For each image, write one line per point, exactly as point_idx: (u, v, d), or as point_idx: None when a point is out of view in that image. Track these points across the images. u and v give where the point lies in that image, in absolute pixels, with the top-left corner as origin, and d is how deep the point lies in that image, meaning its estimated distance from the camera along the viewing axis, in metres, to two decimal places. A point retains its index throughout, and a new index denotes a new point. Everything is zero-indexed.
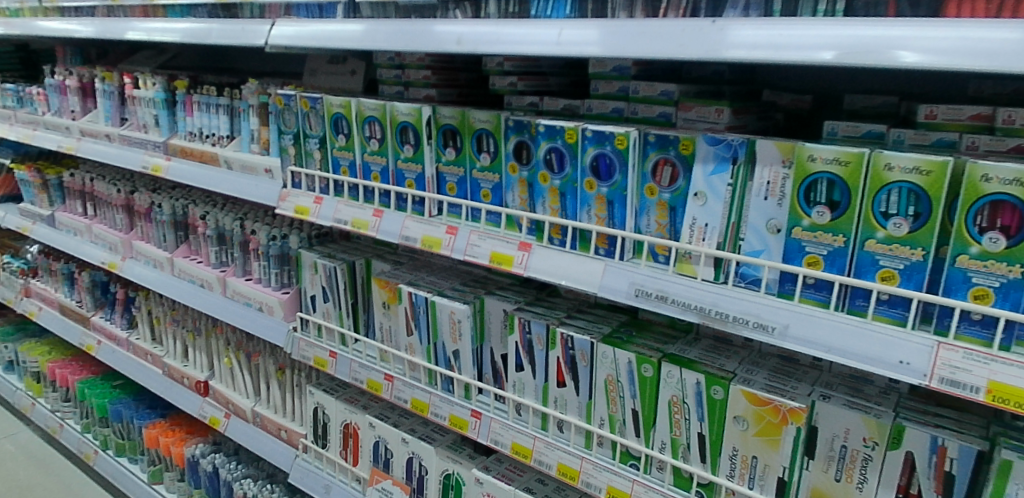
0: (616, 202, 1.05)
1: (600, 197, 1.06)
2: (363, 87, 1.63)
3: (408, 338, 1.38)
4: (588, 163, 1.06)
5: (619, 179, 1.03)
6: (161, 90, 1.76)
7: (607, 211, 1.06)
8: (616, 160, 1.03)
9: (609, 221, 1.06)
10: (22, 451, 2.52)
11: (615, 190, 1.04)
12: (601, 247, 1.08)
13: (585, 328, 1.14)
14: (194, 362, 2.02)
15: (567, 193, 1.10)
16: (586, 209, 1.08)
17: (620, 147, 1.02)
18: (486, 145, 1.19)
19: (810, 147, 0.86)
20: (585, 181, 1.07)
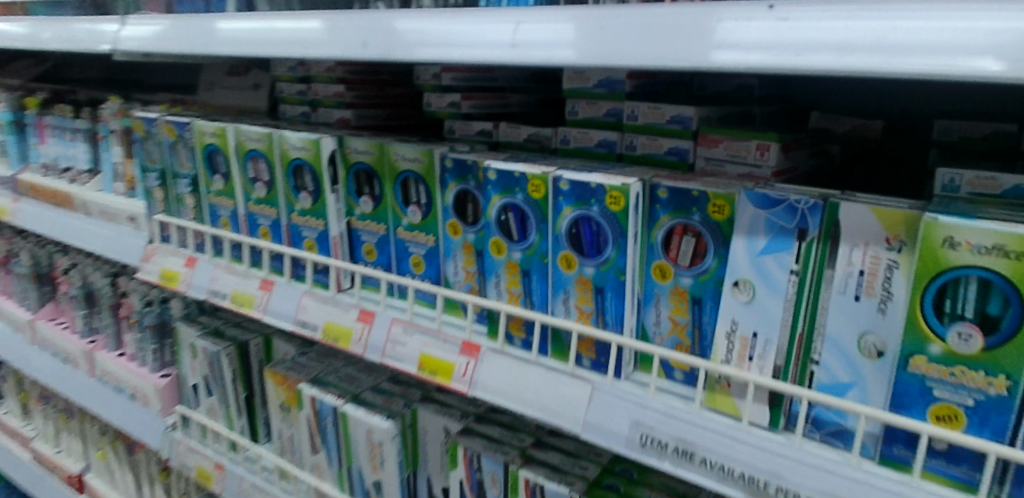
0: (608, 292, 0.67)
1: (583, 282, 0.68)
2: (268, 105, 1.25)
3: (314, 456, 0.99)
4: (563, 230, 0.68)
5: (612, 256, 0.66)
6: (8, 110, 1.35)
7: (594, 303, 0.69)
8: (609, 228, 0.65)
9: (598, 317, 0.69)
10: None
11: (608, 273, 0.67)
12: (585, 356, 0.71)
13: (560, 470, 0.77)
14: (68, 449, 1.60)
15: (532, 273, 0.72)
16: (562, 298, 0.71)
17: (616, 208, 0.64)
18: (414, 194, 0.81)
19: (948, 223, 0.50)
20: (560, 258, 0.69)
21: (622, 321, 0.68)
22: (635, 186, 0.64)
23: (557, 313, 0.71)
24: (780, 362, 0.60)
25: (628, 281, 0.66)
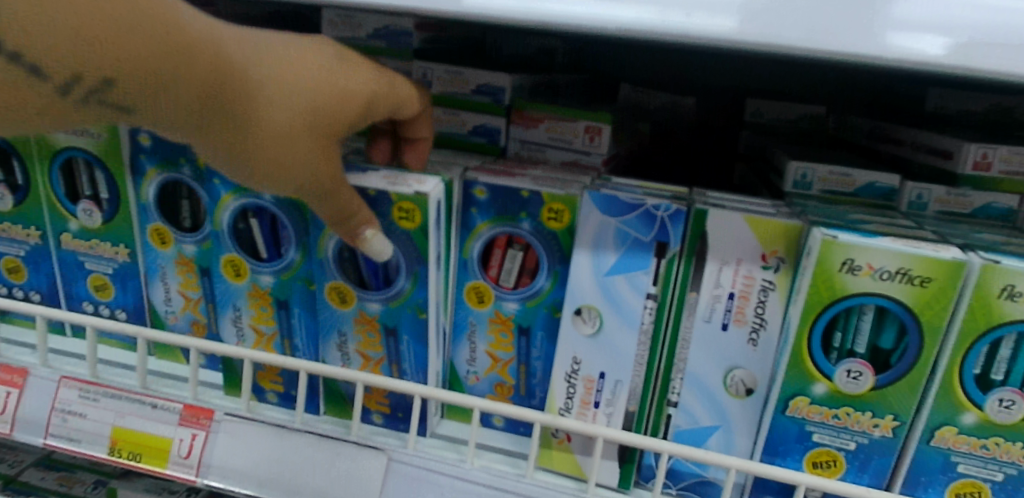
0: (404, 334, 0.48)
1: (368, 321, 0.48)
2: None
3: None
4: (330, 253, 0.47)
5: (406, 288, 0.47)
6: None
7: (382, 349, 0.49)
8: (400, 253, 0.46)
9: (390, 368, 0.49)
10: None
11: (402, 311, 0.47)
12: (375, 411, 0.52)
13: None
14: None
15: (292, 305, 0.50)
16: (335, 341, 0.50)
17: (409, 224, 0.45)
18: (86, 184, 0.53)
19: (847, 241, 0.40)
20: (330, 289, 0.48)
21: (426, 368, 0.49)
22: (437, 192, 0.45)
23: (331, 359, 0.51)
24: (634, 408, 0.48)
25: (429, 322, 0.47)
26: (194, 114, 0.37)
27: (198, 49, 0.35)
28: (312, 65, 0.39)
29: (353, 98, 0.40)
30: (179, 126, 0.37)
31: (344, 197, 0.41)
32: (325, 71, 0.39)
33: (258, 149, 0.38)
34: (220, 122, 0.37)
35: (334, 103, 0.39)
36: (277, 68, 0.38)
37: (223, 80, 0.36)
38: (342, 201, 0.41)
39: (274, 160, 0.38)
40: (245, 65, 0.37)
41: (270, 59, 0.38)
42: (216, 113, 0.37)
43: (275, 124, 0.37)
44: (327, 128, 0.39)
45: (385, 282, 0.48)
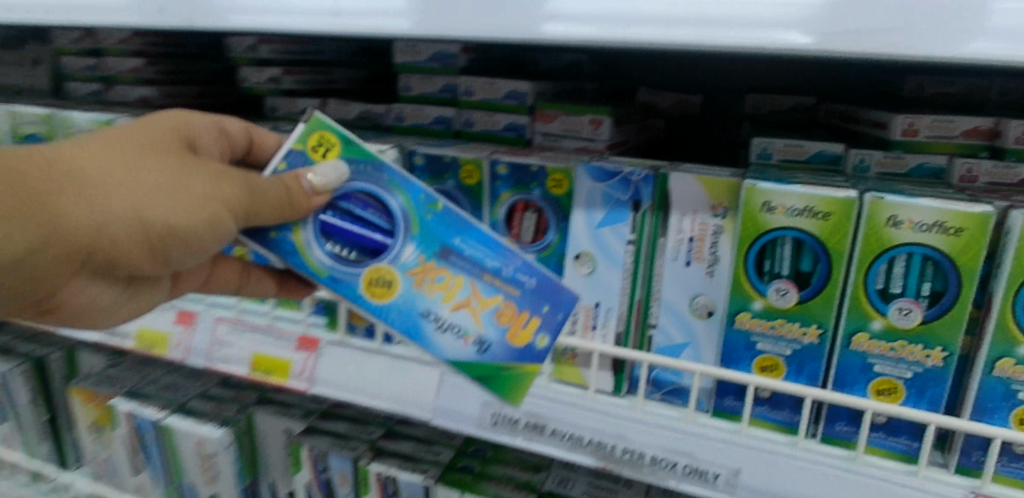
0: (451, 237, 0.55)
1: (420, 266, 0.55)
2: (54, 83, 1.13)
3: (138, 477, 0.88)
4: (338, 256, 0.55)
5: (403, 208, 0.55)
6: None
7: (455, 276, 0.55)
8: (357, 179, 0.55)
9: (482, 279, 0.54)
10: None
11: (424, 223, 0.55)
12: (534, 337, 0.54)
13: (411, 459, 0.74)
14: None
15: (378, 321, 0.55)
16: (432, 326, 0.55)
17: (335, 152, 0.56)
18: None
19: (765, 188, 0.54)
20: (372, 287, 0.55)
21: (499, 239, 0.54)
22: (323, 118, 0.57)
23: (451, 348, 0.55)
24: (621, 329, 0.62)
25: (445, 203, 0.55)
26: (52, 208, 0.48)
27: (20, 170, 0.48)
28: (115, 136, 0.52)
29: (171, 136, 0.54)
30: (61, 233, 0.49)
31: (263, 182, 0.52)
32: (138, 134, 0.53)
33: (127, 196, 0.49)
34: (67, 200, 0.48)
35: (156, 143, 0.52)
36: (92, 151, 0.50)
37: (42, 175, 0.48)
38: (264, 186, 0.51)
39: (152, 195, 0.50)
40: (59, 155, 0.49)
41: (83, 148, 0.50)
42: (57, 206, 0.48)
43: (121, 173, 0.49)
44: (166, 153, 0.52)
45: (382, 229, 0.55)
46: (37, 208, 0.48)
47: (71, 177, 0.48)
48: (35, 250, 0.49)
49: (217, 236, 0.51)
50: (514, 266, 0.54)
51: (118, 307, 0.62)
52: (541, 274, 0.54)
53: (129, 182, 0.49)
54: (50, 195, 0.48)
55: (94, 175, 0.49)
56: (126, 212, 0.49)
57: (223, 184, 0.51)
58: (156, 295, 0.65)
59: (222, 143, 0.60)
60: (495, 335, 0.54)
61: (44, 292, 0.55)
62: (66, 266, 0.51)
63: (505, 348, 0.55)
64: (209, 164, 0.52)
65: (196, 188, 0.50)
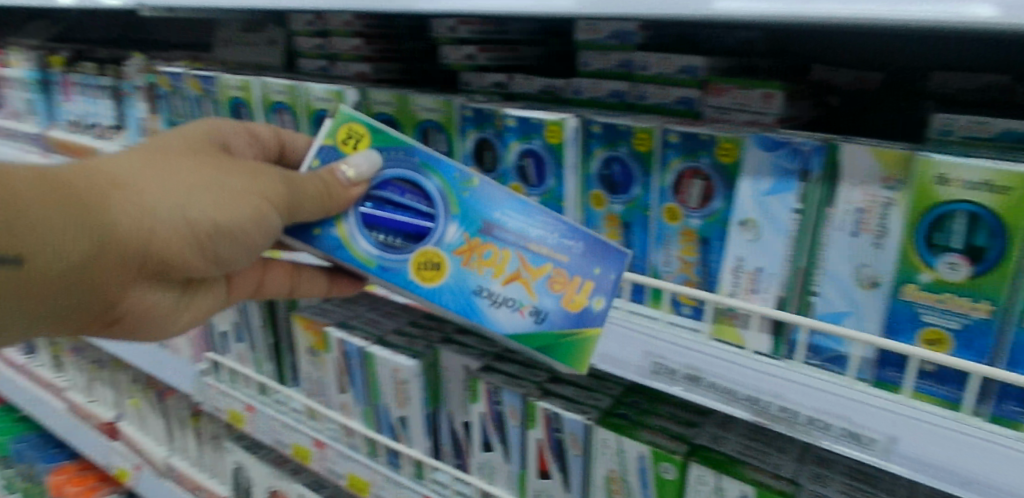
0: (491, 211, 0.68)
1: (467, 243, 0.68)
2: (285, 62, 1.33)
3: (341, 396, 1.03)
4: (388, 242, 0.71)
5: (440, 188, 0.70)
6: (33, 68, 1.42)
7: (503, 250, 0.68)
8: (393, 167, 0.71)
9: (528, 250, 0.67)
10: None
11: (460, 202, 0.69)
12: (592, 299, 0.66)
13: (575, 402, 0.81)
14: (100, 398, 1.67)
15: (438, 300, 0.69)
16: (489, 300, 0.68)
17: (365, 140, 0.72)
18: (433, 144, 0.86)
19: (941, 160, 0.54)
20: (428, 268, 0.69)
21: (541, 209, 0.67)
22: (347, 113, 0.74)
23: (510, 317, 0.67)
24: (783, 294, 0.65)
25: (479, 178, 0.69)
26: (100, 208, 0.65)
27: (98, 185, 0.66)
28: (97, 159, 0.69)
29: (205, 149, 0.74)
30: (149, 232, 0.68)
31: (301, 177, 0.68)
32: (138, 151, 0.71)
33: (197, 198, 0.67)
34: (117, 208, 0.66)
35: (123, 158, 0.69)
36: (82, 169, 0.67)
37: (58, 183, 0.65)
38: (303, 179, 0.67)
39: (197, 196, 0.67)
40: (126, 175, 0.67)
41: (81, 169, 0.67)
42: (112, 213, 0.66)
43: (182, 178, 0.68)
44: (214, 162, 0.70)
45: (422, 212, 0.70)
46: (117, 211, 0.66)
47: (115, 187, 0.66)
48: (104, 251, 0.67)
49: (262, 226, 0.68)
50: (558, 235, 0.67)
51: (164, 301, 0.83)
52: (587, 238, 0.66)
53: (181, 189, 0.67)
54: (124, 200, 0.66)
55: (137, 186, 0.67)
56: (174, 212, 0.67)
57: (258, 180, 0.68)
58: (215, 300, 0.90)
59: (255, 148, 0.81)
60: (550, 300, 0.67)
61: (115, 292, 0.73)
62: (133, 263, 0.69)
63: (562, 311, 0.67)
64: (248, 165, 0.70)
65: (234, 188, 0.68)
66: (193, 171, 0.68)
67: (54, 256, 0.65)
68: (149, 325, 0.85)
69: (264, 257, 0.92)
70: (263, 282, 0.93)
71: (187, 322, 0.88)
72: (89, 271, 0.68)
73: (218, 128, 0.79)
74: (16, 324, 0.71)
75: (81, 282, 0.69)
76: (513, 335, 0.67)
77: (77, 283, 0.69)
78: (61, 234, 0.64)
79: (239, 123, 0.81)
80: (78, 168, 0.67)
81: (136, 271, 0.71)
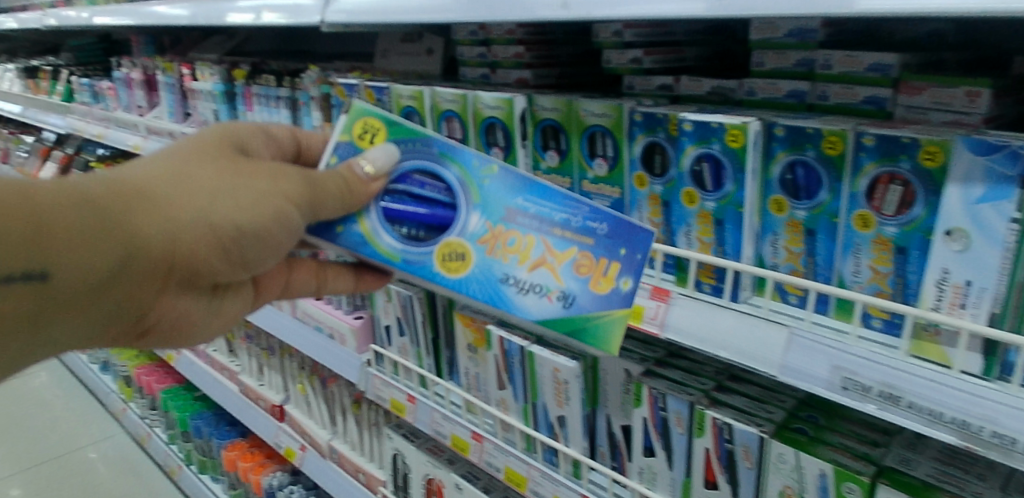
0: (512, 198, 0.73)
1: (490, 231, 0.73)
2: (442, 69, 1.39)
3: (499, 393, 1.07)
4: (411, 237, 0.75)
5: (459, 177, 0.74)
6: (219, 82, 1.58)
7: (526, 236, 0.72)
8: (412, 157, 0.75)
9: (552, 235, 0.72)
10: (113, 468, 2.48)
11: (478, 190, 0.73)
12: (621, 280, 0.70)
13: (746, 413, 0.80)
14: (270, 382, 1.83)
15: (466, 290, 0.73)
16: (514, 289, 0.72)
17: (381, 133, 0.76)
18: (600, 148, 0.86)
19: None
20: (453, 259, 0.73)
21: (564, 195, 0.72)
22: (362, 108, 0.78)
23: (539, 302, 0.71)
24: (997, 310, 0.60)
25: (499, 165, 0.73)
26: (123, 216, 0.64)
27: (120, 191, 0.64)
28: (118, 168, 0.68)
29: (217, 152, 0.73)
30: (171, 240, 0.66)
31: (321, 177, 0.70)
32: (154, 158, 0.69)
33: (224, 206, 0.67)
34: (143, 219, 0.65)
35: (148, 164, 0.68)
36: (102, 178, 0.65)
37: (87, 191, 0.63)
38: (324, 179, 0.70)
39: (217, 201, 0.67)
40: (145, 181, 0.66)
41: (105, 177, 0.66)
42: (136, 223, 0.64)
43: (213, 184, 0.67)
44: (230, 165, 0.69)
45: (440, 203, 0.74)
46: (142, 217, 0.65)
47: (136, 195, 0.65)
48: (129, 263, 0.65)
49: (285, 227, 0.69)
50: (582, 217, 0.71)
51: (195, 307, 0.83)
52: (612, 220, 0.71)
53: (205, 195, 0.67)
54: (148, 207, 0.65)
55: (162, 194, 0.65)
56: (200, 219, 0.66)
57: (278, 182, 0.69)
58: (244, 305, 0.91)
59: (272, 146, 0.82)
60: (577, 284, 0.71)
61: (145, 305, 0.71)
62: (155, 276, 0.68)
63: (589, 295, 0.71)
64: (264, 168, 0.70)
65: (259, 190, 0.68)
66: (215, 177, 0.68)
67: (82, 271, 0.63)
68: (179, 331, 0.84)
69: (291, 258, 0.94)
70: (290, 281, 0.94)
71: (211, 328, 0.88)
72: (116, 286, 0.66)
73: (234, 127, 0.77)
74: (33, 347, 0.66)
75: (109, 297, 0.67)
76: (543, 320, 0.71)
77: (104, 298, 0.67)
78: (88, 248, 0.62)
79: (256, 124, 0.80)
80: (101, 178, 0.65)
81: (159, 282, 0.70)
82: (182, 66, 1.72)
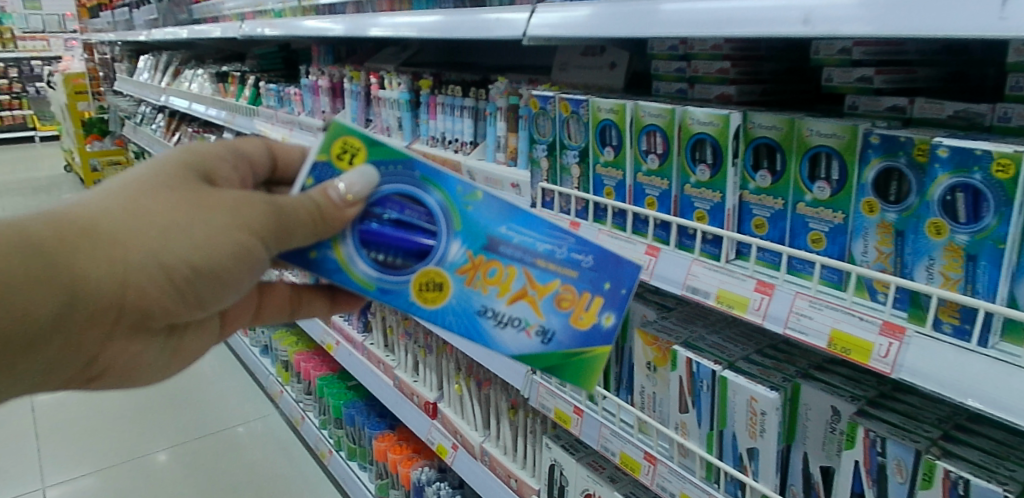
0: (497, 226, 0.71)
1: (471, 262, 0.72)
2: (624, 82, 1.39)
3: (680, 416, 1.03)
4: (387, 266, 0.72)
5: (443, 203, 0.71)
6: (406, 91, 1.68)
7: (508, 268, 0.72)
8: (392, 180, 0.70)
9: (534, 268, 0.73)
10: (268, 445, 2.67)
11: (463, 219, 0.71)
12: (603, 315, 0.74)
13: (984, 469, 0.72)
14: (423, 379, 1.89)
15: (442, 321, 0.73)
16: (491, 320, 0.74)
17: (360, 152, 0.69)
18: (823, 170, 0.83)
19: None
20: (431, 289, 0.72)
21: (548, 225, 0.72)
22: (340, 124, 0.70)
23: (517, 335, 0.74)
24: None
25: (484, 192, 0.70)
26: (69, 259, 0.59)
27: (68, 231, 0.60)
28: (65, 203, 0.63)
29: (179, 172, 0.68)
30: (126, 282, 0.62)
31: (288, 205, 0.66)
32: (107, 186, 0.64)
33: (184, 244, 0.63)
34: (88, 259, 0.60)
35: (101, 194, 0.63)
36: (51, 214, 0.61)
37: (31, 229, 0.59)
38: (290, 206, 0.66)
39: (175, 238, 0.63)
40: (94, 217, 0.61)
41: (55, 211, 0.61)
42: (78, 265, 0.59)
43: (172, 217, 0.63)
44: (190, 195, 0.65)
45: (420, 231, 0.71)
46: (96, 257, 0.60)
47: (86, 235, 0.60)
48: (70, 309, 0.60)
49: (247, 263, 0.66)
50: (565, 250, 0.72)
51: (153, 350, 0.75)
52: (596, 253, 0.73)
53: (156, 233, 0.62)
54: (99, 245, 0.60)
55: (110, 233, 0.61)
56: (150, 260, 0.62)
57: (241, 212, 0.65)
58: (210, 338, 0.85)
59: (245, 164, 0.76)
60: (556, 319, 0.74)
61: (91, 354, 0.67)
62: (105, 321, 0.64)
63: (569, 330, 0.74)
64: (225, 195, 0.66)
65: (218, 224, 0.64)
66: (175, 208, 0.63)
67: (20, 320, 0.58)
68: (135, 378, 0.77)
69: (262, 283, 0.90)
70: (261, 305, 0.90)
71: (175, 371, 0.82)
72: (57, 335, 0.62)
73: (204, 153, 0.70)
74: None
75: (49, 349, 0.62)
76: (520, 352, 0.75)
77: (44, 349, 0.62)
78: (25, 294, 0.57)
79: (224, 145, 0.73)
80: (43, 216, 0.60)
81: (110, 326, 0.65)
82: (370, 75, 1.84)
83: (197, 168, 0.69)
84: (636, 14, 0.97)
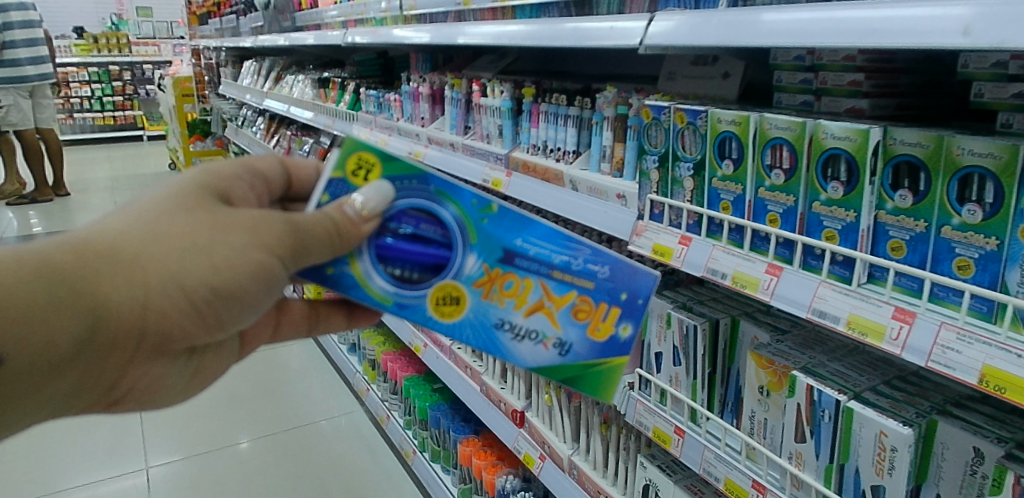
0: (511, 239, 0.76)
1: (487, 274, 0.76)
2: (738, 94, 1.35)
3: (795, 445, 0.97)
4: (403, 280, 0.76)
5: (457, 216, 0.76)
6: (508, 99, 1.68)
7: (524, 280, 0.77)
8: (409, 195, 0.75)
9: (549, 281, 0.77)
10: (354, 441, 2.74)
11: (478, 232, 0.76)
12: (620, 326, 0.78)
13: None
14: (511, 387, 1.88)
15: (459, 333, 0.78)
16: (506, 334, 0.78)
17: (376, 168, 0.74)
18: (974, 192, 0.77)
19: None
20: (448, 302, 0.77)
21: (562, 237, 0.77)
22: (352, 142, 0.74)
23: (535, 348, 0.79)
24: None
25: (499, 204, 0.76)
26: (91, 287, 0.60)
27: (90, 257, 0.61)
28: (80, 230, 0.63)
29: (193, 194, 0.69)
30: (148, 307, 0.63)
31: (303, 221, 0.69)
32: (122, 212, 0.66)
33: (205, 268, 0.64)
34: (110, 285, 0.61)
35: (115, 221, 0.64)
36: (69, 241, 0.61)
37: (53, 256, 0.59)
38: (304, 222, 0.69)
39: (194, 262, 0.64)
40: (114, 242, 0.62)
41: (71, 239, 0.62)
42: (100, 291, 0.60)
43: (192, 242, 0.64)
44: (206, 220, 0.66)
45: (434, 243, 0.76)
46: (121, 282, 0.61)
47: (109, 261, 0.61)
48: (92, 337, 0.61)
49: (267, 281, 0.68)
50: (580, 264, 0.77)
51: (172, 374, 0.75)
52: (611, 264, 0.78)
53: (176, 255, 0.64)
54: (123, 271, 0.62)
55: (130, 256, 0.62)
56: (170, 282, 0.63)
57: (259, 234, 0.67)
58: (228, 358, 0.85)
59: (257, 185, 0.78)
60: (573, 331, 0.79)
61: (113, 380, 0.67)
62: (125, 348, 0.64)
63: (586, 342, 0.79)
64: (241, 217, 0.68)
65: (235, 246, 0.66)
66: (192, 232, 0.65)
67: (43, 348, 0.59)
68: (155, 403, 0.77)
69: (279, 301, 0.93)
70: (280, 322, 0.93)
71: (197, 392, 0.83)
72: (77, 364, 0.62)
73: (217, 175, 0.73)
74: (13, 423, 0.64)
75: (68, 377, 0.63)
76: (537, 363, 0.79)
77: (64, 377, 0.62)
78: (46, 323, 0.58)
79: (239, 165, 0.77)
80: (60, 241, 0.61)
81: (131, 354, 0.66)
82: (472, 82, 1.86)
83: (211, 190, 0.71)
84: (766, 23, 0.93)
